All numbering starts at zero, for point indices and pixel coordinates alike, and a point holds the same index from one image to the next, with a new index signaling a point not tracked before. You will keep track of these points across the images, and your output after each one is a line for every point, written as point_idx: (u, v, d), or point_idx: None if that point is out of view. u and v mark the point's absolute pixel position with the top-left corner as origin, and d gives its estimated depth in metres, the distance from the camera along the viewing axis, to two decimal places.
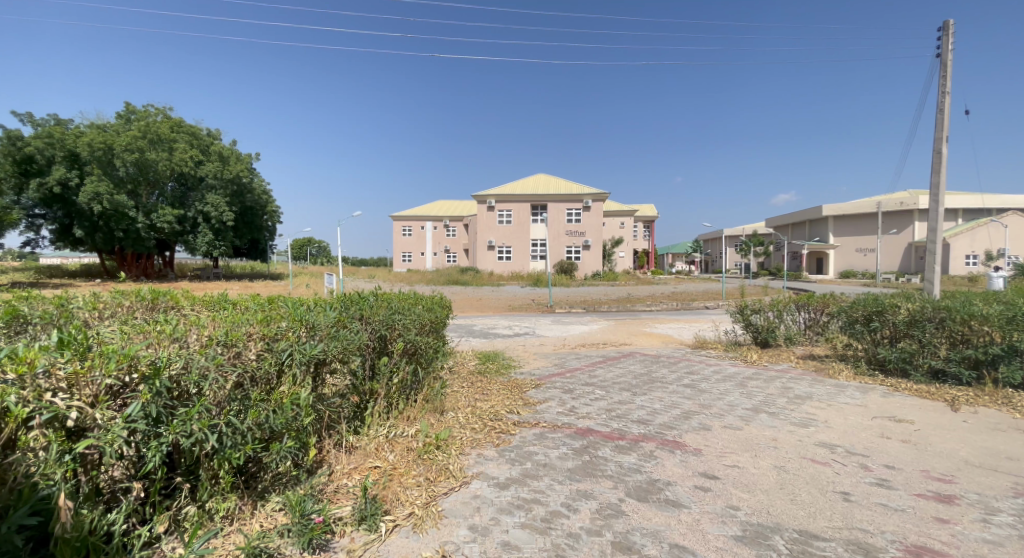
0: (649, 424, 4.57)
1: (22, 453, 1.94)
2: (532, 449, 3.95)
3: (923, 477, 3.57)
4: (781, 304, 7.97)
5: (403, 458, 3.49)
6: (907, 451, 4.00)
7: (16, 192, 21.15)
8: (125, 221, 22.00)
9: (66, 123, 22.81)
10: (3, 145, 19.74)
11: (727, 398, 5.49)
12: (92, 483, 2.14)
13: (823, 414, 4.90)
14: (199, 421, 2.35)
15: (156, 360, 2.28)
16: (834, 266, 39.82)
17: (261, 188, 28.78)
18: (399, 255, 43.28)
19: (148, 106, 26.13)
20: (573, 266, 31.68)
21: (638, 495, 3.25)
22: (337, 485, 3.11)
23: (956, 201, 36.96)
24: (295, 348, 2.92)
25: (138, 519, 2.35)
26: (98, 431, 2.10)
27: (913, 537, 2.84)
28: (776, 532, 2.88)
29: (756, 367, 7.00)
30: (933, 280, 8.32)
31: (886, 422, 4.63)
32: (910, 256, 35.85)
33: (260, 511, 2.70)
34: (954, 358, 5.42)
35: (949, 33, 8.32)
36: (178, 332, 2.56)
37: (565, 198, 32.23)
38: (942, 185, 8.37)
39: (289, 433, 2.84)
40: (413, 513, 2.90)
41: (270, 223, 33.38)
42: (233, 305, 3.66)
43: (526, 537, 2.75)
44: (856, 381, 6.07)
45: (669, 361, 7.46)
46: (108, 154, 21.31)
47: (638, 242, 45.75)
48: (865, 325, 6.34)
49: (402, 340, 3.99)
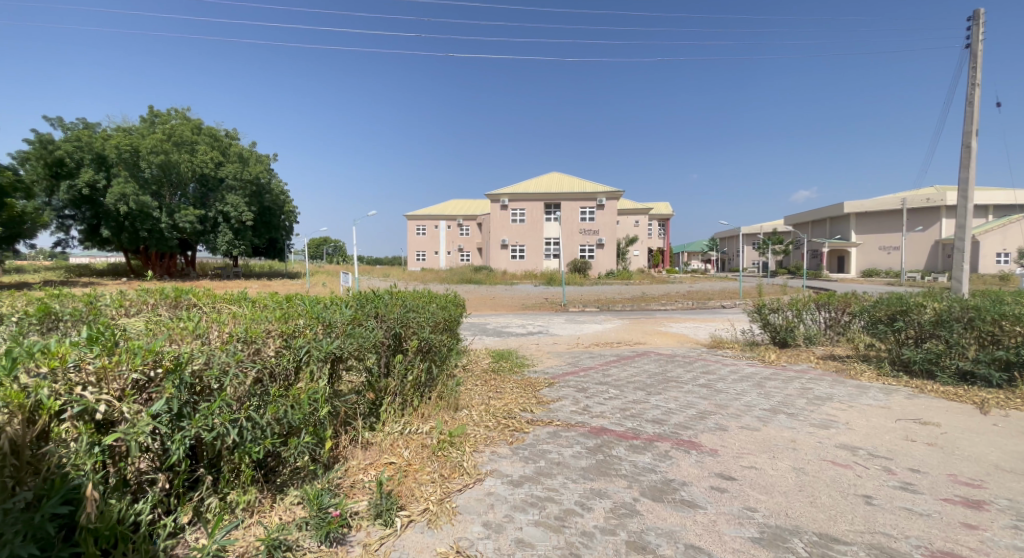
0: (663, 424, 4.53)
1: (54, 444, 2.05)
2: (546, 447, 3.96)
3: (950, 481, 3.48)
4: (801, 303, 7.79)
5: (417, 454, 3.55)
6: (933, 455, 3.89)
7: (48, 193, 21.88)
8: (149, 221, 22.48)
9: (93, 127, 23.46)
10: (35, 149, 20.37)
11: (744, 398, 5.44)
12: (120, 475, 2.25)
13: (845, 415, 4.81)
14: (220, 416, 2.44)
15: (178, 356, 2.36)
16: (856, 264, 38.89)
17: (279, 189, 29.50)
18: (413, 254, 43.65)
19: (171, 109, 26.82)
20: (587, 264, 31.44)
21: (652, 495, 3.24)
22: (354, 480, 3.18)
23: (986, 196, 35.60)
24: (313, 345, 2.99)
25: (163, 509, 2.44)
26: (125, 424, 2.20)
27: (939, 543, 2.78)
28: (795, 534, 2.84)
29: (774, 367, 6.90)
30: (962, 278, 7.98)
31: (910, 425, 4.52)
32: (937, 254, 34.75)
33: (279, 504, 2.79)
34: (983, 359, 5.26)
35: (978, 23, 8.05)
36: (200, 329, 2.66)
37: (581, 197, 32.11)
38: (972, 180, 8.11)
39: (307, 428, 2.93)
40: (427, 509, 2.95)
41: (288, 223, 34.10)
42: (252, 302, 3.79)
43: (540, 534, 2.77)
44: (879, 382, 5.95)
45: (684, 361, 7.40)
46: (133, 156, 22.06)
47: (652, 240, 45.35)
48: (888, 324, 6.20)
49: (416, 338, 4.07)
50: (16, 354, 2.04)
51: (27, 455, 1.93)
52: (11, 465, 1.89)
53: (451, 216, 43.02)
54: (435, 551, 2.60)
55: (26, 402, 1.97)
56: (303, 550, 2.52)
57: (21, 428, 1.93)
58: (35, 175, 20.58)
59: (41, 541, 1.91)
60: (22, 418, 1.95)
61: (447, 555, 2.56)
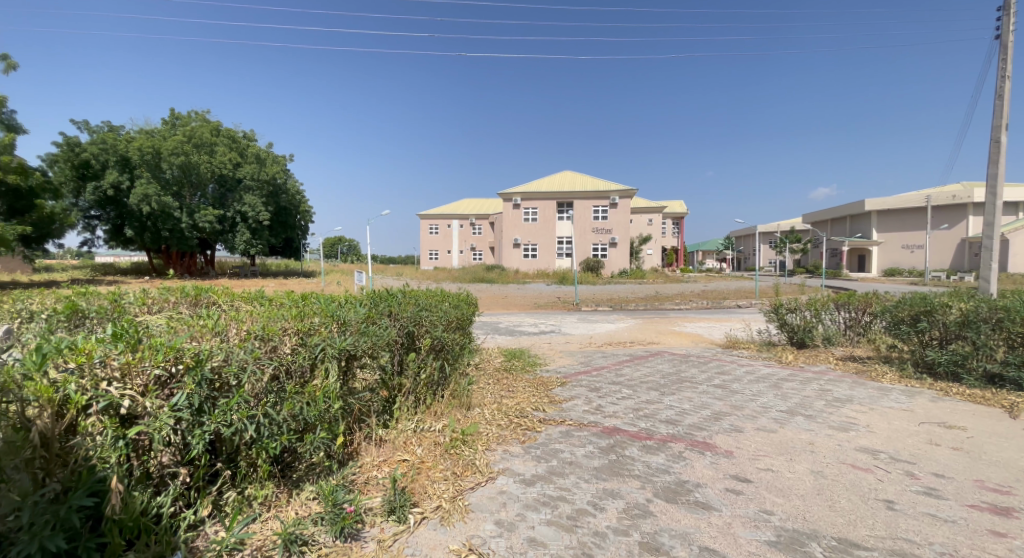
0: (677, 425, 4.49)
1: (81, 437, 2.13)
2: (558, 446, 3.96)
3: (977, 487, 3.38)
4: (819, 303, 7.64)
5: (430, 451, 3.58)
6: (959, 460, 3.78)
7: (75, 194, 22.52)
8: (171, 221, 22.98)
9: (117, 129, 24.09)
10: (63, 151, 21.08)
11: (761, 399, 5.36)
12: (144, 467, 2.32)
13: (865, 418, 4.70)
14: (238, 411, 2.50)
15: (198, 352, 2.42)
16: (877, 263, 38.00)
17: (294, 189, 30.04)
18: (426, 252, 43.92)
19: (191, 112, 27.47)
20: (599, 263, 31.26)
21: (666, 496, 3.21)
22: (368, 476, 3.22)
23: (1016, 192, 34.45)
24: (328, 342, 3.03)
25: (184, 502, 2.50)
26: (147, 418, 2.27)
27: (964, 551, 2.70)
28: (813, 539, 2.80)
29: (791, 368, 6.79)
30: (989, 278, 7.71)
31: (935, 428, 4.40)
32: (963, 252, 33.66)
33: (295, 499, 2.85)
34: (1013, 361, 5.09)
35: (1009, 13, 7.77)
36: (219, 326, 2.73)
37: (594, 195, 31.93)
38: (1000, 176, 7.85)
39: (322, 425, 2.98)
40: (440, 506, 2.97)
41: (303, 223, 34.69)
42: (269, 301, 3.87)
43: (552, 533, 2.77)
44: (901, 384, 5.80)
45: (698, 361, 7.31)
46: (155, 157, 22.65)
47: (666, 238, 44.94)
48: (911, 325, 6.04)
49: (430, 336, 4.10)
50: (46, 349, 2.13)
51: (56, 447, 2.01)
52: (42, 457, 1.99)
53: (463, 215, 43.19)
54: (447, 548, 2.62)
55: (55, 396, 2.05)
56: (317, 544, 2.56)
57: (50, 422, 2.02)
58: (62, 177, 21.26)
59: (69, 531, 1.99)
60: (51, 411, 2.04)
61: (460, 552, 2.59)
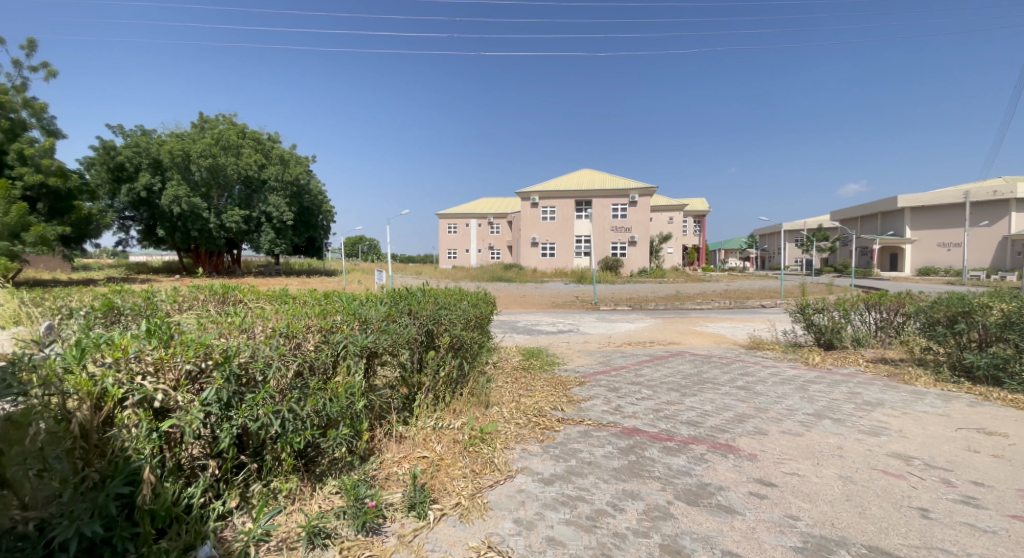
0: (699, 426, 4.41)
1: (118, 429, 2.21)
2: (577, 446, 3.94)
3: (1019, 497, 3.22)
4: (849, 303, 7.39)
5: (449, 449, 3.60)
6: (1000, 468, 3.61)
7: (110, 196, 23.42)
8: (200, 221, 23.68)
9: (150, 133, 24.98)
10: (99, 155, 22.00)
11: (786, 401, 5.21)
12: (175, 459, 2.39)
13: (897, 422, 4.53)
14: (264, 406, 2.57)
15: (226, 349, 2.48)
16: (910, 261, 36.57)
17: (317, 189, 30.69)
18: (444, 251, 44.16)
19: (219, 115, 28.30)
20: (618, 262, 30.92)
21: (687, 499, 3.16)
22: (388, 472, 3.26)
23: None
24: (349, 340, 3.08)
25: (213, 494, 2.57)
26: (179, 412, 2.35)
27: None
28: (842, 546, 2.71)
29: (819, 369, 6.59)
30: None
31: (973, 435, 4.21)
32: (1004, 250, 31.99)
33: (318, 493, 2.90)
34: None
35: None
36: (246, 323, 2.78)
37: (611, 193, 31.60)
38: None
39: (344, 420, 3.02)
40: (459, 503, 2.99)
41: (326, 223, 35.39)
42: (292, 299, 3.94)
43: (571, 533, 2.75)
44: (937, 388, 5.57)
45: (721, 361, 7.17)
46: (185, 160, 23.43)
47: (686, 237, 44.18)
48: (947, 327, 5.79)
49: (448, 335, 4.12)
50: (85, 344, 2.22)
51: (94, 438, 2.13)
52: (81, 448, 2.10)
53: (481, 214, 43.26)
54: (466, 545, 2.63)
55: (93, 390, 2.14)
56: (340, 537, 2.62)
57: (89, 414, 2.12)
58: (99, 179, 22.15)
59: (105, 519, 2.06)
60: (90, 404, 2.13)
61: (478, 549, 2.60)
